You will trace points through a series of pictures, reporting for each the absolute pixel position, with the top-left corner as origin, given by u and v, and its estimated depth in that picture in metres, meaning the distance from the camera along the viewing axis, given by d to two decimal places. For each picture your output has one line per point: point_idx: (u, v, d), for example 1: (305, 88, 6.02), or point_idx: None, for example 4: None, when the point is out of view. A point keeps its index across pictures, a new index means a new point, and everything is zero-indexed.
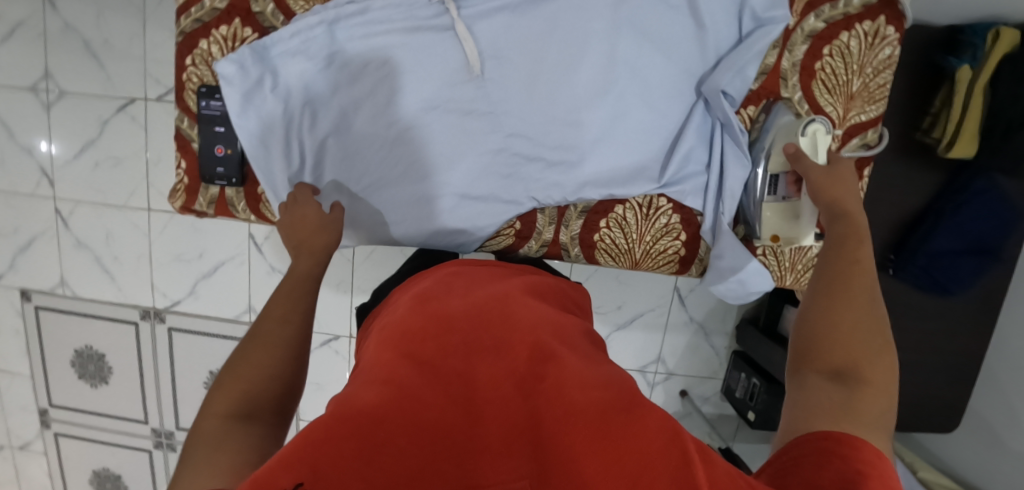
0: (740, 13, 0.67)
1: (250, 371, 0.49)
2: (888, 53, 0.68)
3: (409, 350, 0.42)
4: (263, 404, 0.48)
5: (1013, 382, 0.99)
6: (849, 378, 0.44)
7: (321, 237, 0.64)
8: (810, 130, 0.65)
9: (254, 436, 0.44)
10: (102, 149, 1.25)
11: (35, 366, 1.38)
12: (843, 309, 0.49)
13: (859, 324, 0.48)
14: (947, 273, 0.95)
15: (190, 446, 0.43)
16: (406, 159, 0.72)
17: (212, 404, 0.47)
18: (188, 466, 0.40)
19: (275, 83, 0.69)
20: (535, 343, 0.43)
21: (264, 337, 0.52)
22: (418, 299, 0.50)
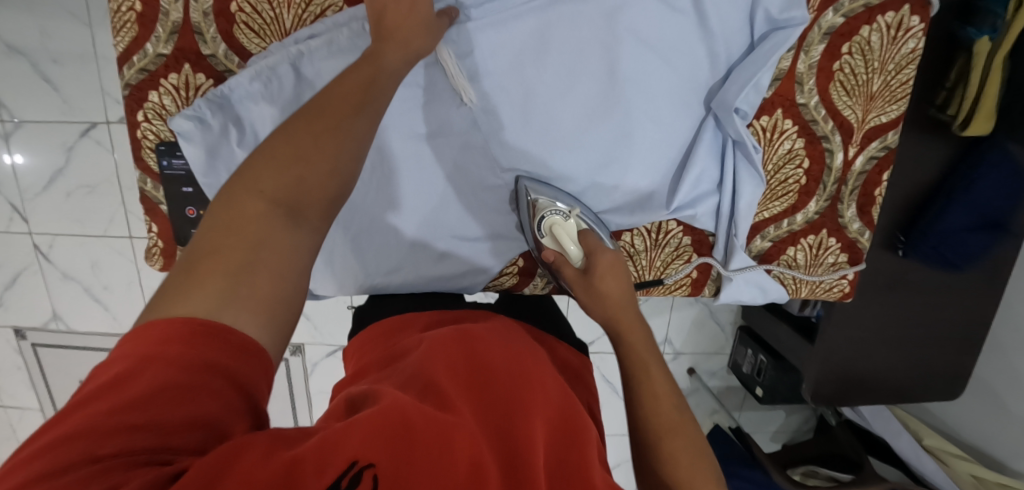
0: (753, 14, 0.60)
1: (314, 161, 0.44)
2: (913, 46, 0.62)
3: (466, 382, 0.44)
4: (313, 201, 0.43)
5: (1016, 349, 0.98)
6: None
7: (419, 38, 0.54)
8: (546, 226, 0.64)
9: (295, 243, 0.41)
10: (72, 178, 1.18)
11: (44, 400, 1.38)
12: (670, 447, 0.47)
13: (695, 457, 0.47)
14: (957, 250, 0.90)
15: (231, 214, 0.40)
16: (395, 200, 0.67)
17: (255, 180, 0.42)
18: (214, 266, 0.37)
19: (241, 134, 0.62)
20: (570, 423, 0.44)
21: (323, 132, 0.45)
22: (466, 333, 0.52)
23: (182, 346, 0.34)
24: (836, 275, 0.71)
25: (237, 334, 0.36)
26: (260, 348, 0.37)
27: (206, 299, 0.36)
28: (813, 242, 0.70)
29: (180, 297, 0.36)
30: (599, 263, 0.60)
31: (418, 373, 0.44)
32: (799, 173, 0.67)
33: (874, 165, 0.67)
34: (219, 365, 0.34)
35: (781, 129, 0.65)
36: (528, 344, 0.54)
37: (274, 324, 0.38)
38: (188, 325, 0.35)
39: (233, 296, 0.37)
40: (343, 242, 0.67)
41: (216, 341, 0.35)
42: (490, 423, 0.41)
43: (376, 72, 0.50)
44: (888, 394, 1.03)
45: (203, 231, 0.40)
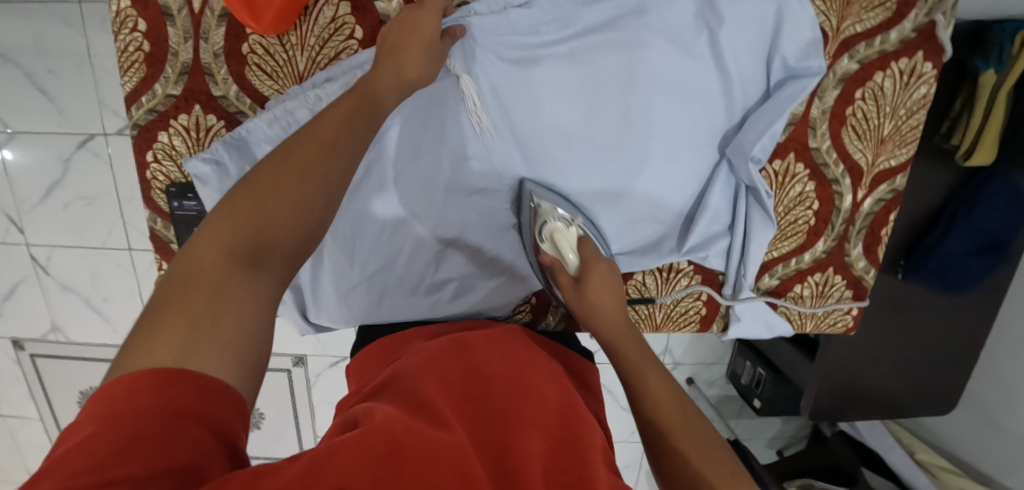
0: (770, 61, 0.60)
1: (277, 203, 0.42)
2: (925, 91, 0.63)
3: (460, 396, 0.45)
4: (280, 244, 0.42)
5: (1010, 368, 1.01)
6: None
7: (417, 62, 0.53)
8: (547, 232, 0.61)
9: (262, 289, 0.40)
10: (70, 191, 1.16)
11: (44, 409, 1.38)
12: (680, 445, 0.47)
13: (709, 446, 0.47)
14: (956, 275, 0.92)
15: (189, 267, 0.38)
16: (411, 239, 0.67)
17: (216, 228, 0.41)
18: (177, 317, 0.36)
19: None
20: (567, 429, 0.45)
21: (290, 172, 0.44)
22: (460, 350, 0.52)
23: (153, 396, 0.32)
24: (841, 311, 0.73)
25: (204, 380, 0.34)
26: (232, 393, 0.35)
27: (171, 349, 0.34)
28: (820, 279, 0.71)
29: (143, 351, 0.34)
30: (594, 276, 0.59)
31: (412, 393, 0.45)
32: (809, 214, 0.68)
33: (882, 206, 0.68)
34: (193, 411, 0.32)
35: (793, 173, 0.66)
36: (524, 352, 0.55)
37: (243, 367, 0.36)
38: (155, 376, 0.33)
39: (199, 345, 0.35)
40: (359, 281, 0.67)
41: (186, 386, 0.33)
42: (480, 441, 0.41)
43: (355, 103, 0.49)
44: (883, 408, 1.06)
45: (166, 285, 0.38)
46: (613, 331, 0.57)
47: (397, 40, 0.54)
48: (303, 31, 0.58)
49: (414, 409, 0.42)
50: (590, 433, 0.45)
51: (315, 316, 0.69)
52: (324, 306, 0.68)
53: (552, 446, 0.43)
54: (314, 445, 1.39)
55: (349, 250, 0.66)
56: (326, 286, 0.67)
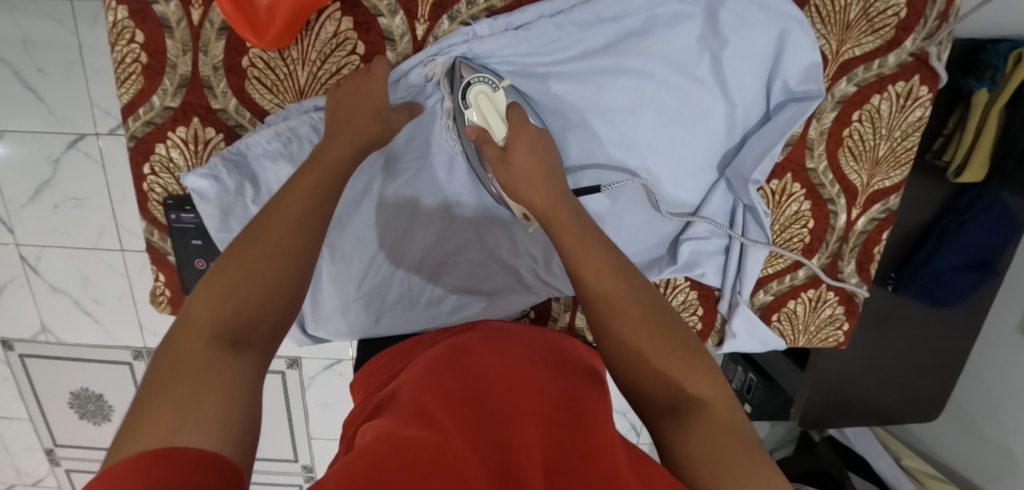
0: (771, 83, 0.61)
1: (248, 285, 0.45)
2: (920, 114, 0.64)
3: (457, 401, 0.45)
4: (257, 326, 0.45)
5: (993, 378, 1.04)
6: (679, 412, 0.43)
7: (372, 127, 0.55)
8: (472, 95, 0.57)
9: (243, 367, 0.42)
10: (59, 191, 1.14)
11: (32, 410, 1.37)
12: (635, 340, 0.46)
13: (657, 328, 0.47)
14: (947, 290, 0.94)
15: (171, 362, 0.40)
16: (413, 252, 0.68)
17: (194, 320, 0.43)
18: (164, 404, 0.37)
19: (255, 194, 0.61)
20: (569, 422, 0.44)
21: (260, 251, 0.47)
22: (455, 357, 0.52)
23: (139, 474, 0.31)
24: (832, 327, 0.74)
25: (190, 453, 0.34)
26: (224, 460, 0.35)
27: (159, 430, 0.35)
28: (813, 295, 0.72)
29: (133, 440, 0.34)
30: (520, 143, 0.56)
31: (409, 402, 0.45)
32: (805, 232, 0.69)
33: (875, 226, 0.69)
34: (180, 480, 0.31)
35: (790, 192, 0.67)
36: (522, 354, 0.54)
37: (233, 438, 0.37)
38: (142, 459, 0.32)
39: (186, 420, 0.36)
40: (359, 295, 0.68)
41: (172, 466, 0.32)
42: (482, 443, 0.41)
43: (321, 175, 0.52)
44: (871, 416, 1.08)
45: (153, 378, 0.40)
46: (547, 208, 0.54)
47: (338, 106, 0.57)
48: (304, 45, 0.57)
49: (409, 417, 0.42)
50: (596, 424, 0.45)
51: (314, 328, 0.70)
52: (324, 320, 0.69)
53: (554, 439, 0.42)
54: (308, 446, 1.39)
55: (350, 265, 0.67)
56: (327, 299, 0.68)
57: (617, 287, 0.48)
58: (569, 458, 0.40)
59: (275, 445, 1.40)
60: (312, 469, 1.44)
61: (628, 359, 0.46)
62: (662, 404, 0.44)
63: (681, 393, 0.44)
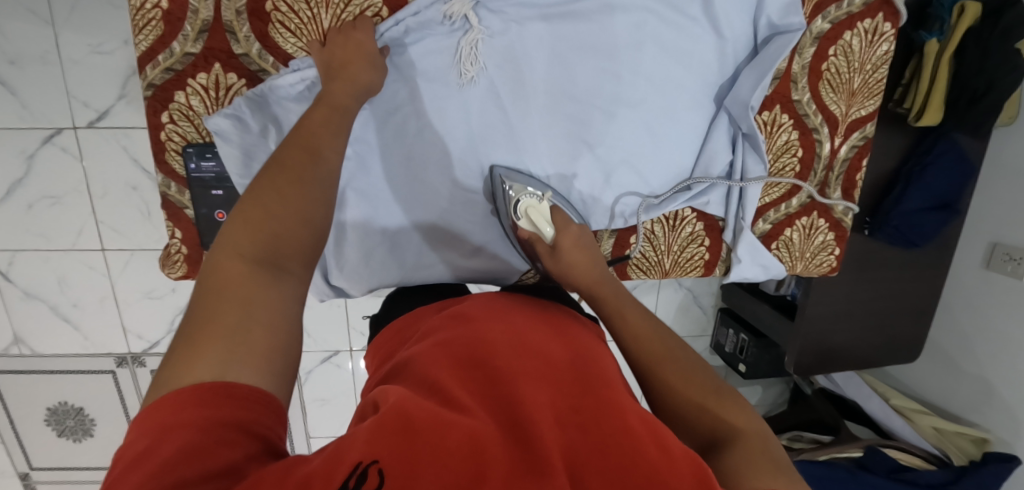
0: (757, 20, 0.67)
1: (283, 209, 0.45)
2: (886, 48, 0.71)
3: (466, 362, 0.43)
4: (291, 251, 0.44)
5: (963, 313, 1.12)
6: (718, 442, 0.43)
7: (366, 76, 0.57)
8: (523, 209, 0.64)
9: (284, 292, 0.41)
10: (33, 190, 1.05)
11: (4, 432, 1.27)
12: (677, 383, 0.48)
13: (688, 375, 0.48)
14: (917, 231, 0.99)
15: (212, 282, 0.39)
16: (439, 194, 0.69)
17: (231, 241, 0.42)
18: (210, 335, 0.36)
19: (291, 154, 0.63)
20: (584, 382, 0.42)
21: (287, 186, 0.46)
22: (462, 325, 0.48)
23: (199, 409, 0.32)
24: (826, 253, 0.80)
25: (240, 387, 0.34)
26: (269, 397, 0.35)
27: (208, 365, 0.34)
28: (806, 223, 0.78)
29: (181, 370, 0.34)
30: (567, 237, 0.62)
31: (423, 371, 0.42)
32: (794, 161, 0.75)
33: (856, 153, 0.76)
34: (237, 419, 0.32)
35: (779, 123, 0.73)
36: (528, 316, 0.51)
37: (278, 375, 0.37)
38: (197, 391, 0.33)
39: (234, 356, 0.35)
40: (382, 239, 0.69)
41: (232, 400, 0.33)
42: (490, 399, 0.39)
43: (330, 111, 0.54)
44: (856, 362, 1.14)
45: (189, 309, 0.38)
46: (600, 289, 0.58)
47: (334, 58, 0.58)
48: None
49: (423, 391, 0.40)
50: (605, 380, 0.43)
51: (337, 278, 0.70)
52: (349, 267, 0.69)
53: (563, 397, 0.40)
54: (307, 444, 1.35)
55: (373, 210, 0.68)
56: (351, 246, 0.68)
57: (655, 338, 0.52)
58: (581, 413, 0.38)
59: None
60: None
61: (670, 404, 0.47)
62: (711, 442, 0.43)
63: (717, 430, 0.44)
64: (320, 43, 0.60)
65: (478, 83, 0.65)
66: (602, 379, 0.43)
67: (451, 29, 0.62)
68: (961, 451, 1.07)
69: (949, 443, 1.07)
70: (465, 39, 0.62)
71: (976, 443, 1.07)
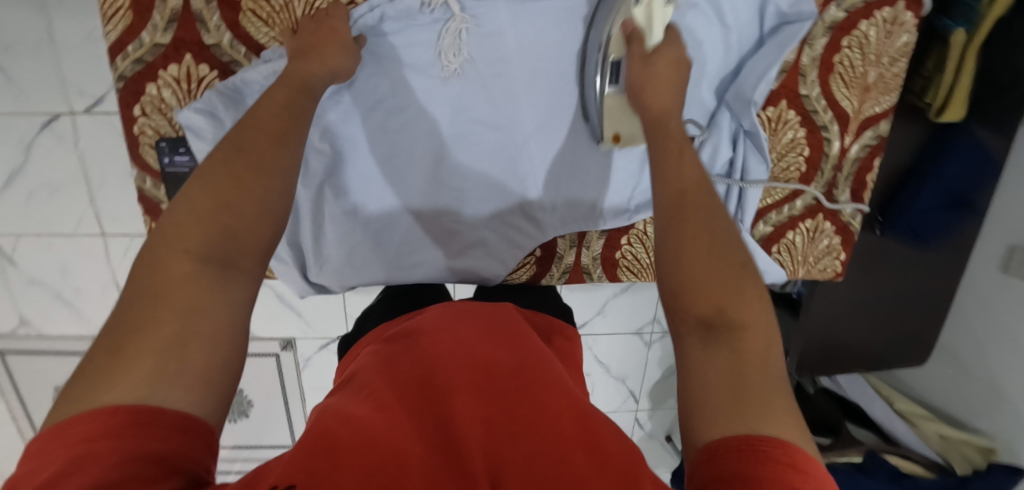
0: (764, 9, 0.62)
1: (239, 199, 0.41)
2: (906, 40, 0.65)
3: (409, 378, 0.42)
4: (244, 247, 0.41)
5: (976, 312, 1.06)
6: (715, 328, 0.39)
7: (336, 57, 0.54)
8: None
9: (231, 296, 0.38)
10: (32, 176, 1.05)
11: (16, 409, 1.30)
12: (694, 249, 0.43)
13: (718, 248, 0.43)
14: (929, 227, 0.95)
15: (151, 284, 0.36)
16: (418, 191, 0.66)
17: (177, 233, 0.39)
18: (140, 350, 0.33)
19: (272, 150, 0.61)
20: (526, 386, 0.41)
21: (244, 174, 0.42)
22: (411, 339, 0.47)
23: (110, 441, 0.29)
24: (830, 257, 0.76)
25: (168, 414, 0.32)
26: (199, 422, 0.33)
27: (135, 382, 0.32)
28: (810, 225, 0.74)
29: (104, 387, 0.32)
30: (664, 59, 0.55)
31: (367, 389, 0.42)
32: (801, 161, 0.71)
33: (867, 152, 0.71)
34: (161, 451, 0.30)
35: (785, 119, 0.68)
36: (484, 321, 0.49)
37: (212, 394, 0.35)
38: (115, 419, 0.30)
39: (164, 373, 0.33)
40: (363, 237, 0.67)
41: (150, 427, 0.31)
42: (425, 415, 0.38)
43: (290, 91, 0.49)
44: (863, 362, 1.09)
45: (122, 311, 0.36)
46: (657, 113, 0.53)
47: (305, 45, 0.54)
48: None
49: (360, 404, 0.40)
50: (554, 383, 0.42)
51: (316, 275, 0.68)
52: (326, 266, 0.67)
53: (501, 406, 0.39)
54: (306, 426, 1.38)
55: (349, 205, 0.65)
56: (329, 244, 0.66)
57: (698, 195, 0.46)
58: (517, 421, 0.38)
59: (272, 430, 1.39)
60: None
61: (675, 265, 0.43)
62: (709, 325, 0.39)
63: (722, 308, 0.40)
64: (292, 31, 0.56)
65: (463, 76, 0.61)
66: (549, 380, 0.42)
67: (432, 16, 0.58)
68: (964, 458, 1.03)
69: (953, 451, 1.03)
70: (447, 30, 0.58)
71: (983, 452, 1.03)
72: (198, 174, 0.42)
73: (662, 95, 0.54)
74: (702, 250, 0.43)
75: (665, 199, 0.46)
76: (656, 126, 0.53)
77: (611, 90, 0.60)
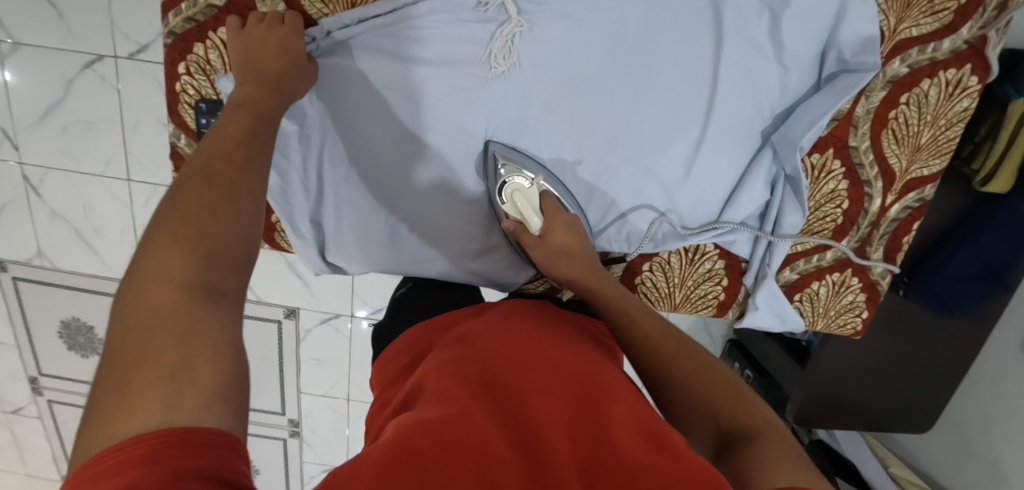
0: (825, 55, 0.61)
1: (214, 224, 0.40)
2: (966, 105, 0.63)
3: (475, 383, 0.42)
4: (229, 269, 0.40)
5: (989, 390, 1.02)
6: (726, 443, 0.45)
7: (277, 63, 0.53)
8: (510, 191, 0.63)
9: (225, 320, 0.37)
10: (69, 112, 1.06)
11: (20, 335, 1.31)
12: (680, 380, 0.49)
13: (700, 370, 0.50)
14: (955, 297, 0.93)
15: (139, 318, 0.35)
16: (449, 185, 0.66)
17: (155, 264, 0.37)
18: (148, 379, 0.33)
19: (300, 133, 0.61)
20: (590, 394, 0.42)
21: (219, 199, 0.41)
22: (469, 345, 0.47)
23: (140, 469, 0.29)
24: (851, 313, 0.73)
25: (193, 436, 0.31)
26: (226, 436, 0.33)
27: (149, 413, 0.31)
28: (837, 279, 0.72)
29: (120, 420, 0.31)
30: (557, 226, 0.63)
31: (435, 389, 0.42)
32: (838, 212, 0.69)
33: (907, 215, 0.69)
34: (199, 466, 0.30)
35: (828, 169, 0.67)
36: (532, 327, 0.50)
37: (229, 411, 0.34)
38: (145, 445, 0.30)
39: (180, 399, 0.32)
40: (388, 226, 0.67)
41: (180, 450, 0.30)
42: (502, 419, 0.39)
43: (253, 120, 0.48)
44: (864, 421, 1.07)
45: (121, 344, 0.35)
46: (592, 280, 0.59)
47: (250, 50, 0.55)
48: None
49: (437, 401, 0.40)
50: (614, 389, 0.43)
51: (335, 255, 0.69)
52: (348, 248, 0.68)
53: (574, 411, 0.40)
54: (296, 395, 1.39)
55: (379, 193, 0.66)
56: (354, 228, 0.67)
57: (666, 338, 0.53)
58: (590, 427, 0.39)
59: (263, 394, 1.40)
60: (296, 424, 1.43)
61: (672, 401, 0.50)
62: (721, 438, 0.45)
63: (726, 426, 0.46)
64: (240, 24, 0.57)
65: (508, 78, 0.60)
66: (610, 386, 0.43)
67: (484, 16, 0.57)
68: None
69: None
70: (500, 31, 0.57)
71: None
72: (162, 205, 0.40)
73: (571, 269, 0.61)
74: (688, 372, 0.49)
75: (637, 337, 0.53)
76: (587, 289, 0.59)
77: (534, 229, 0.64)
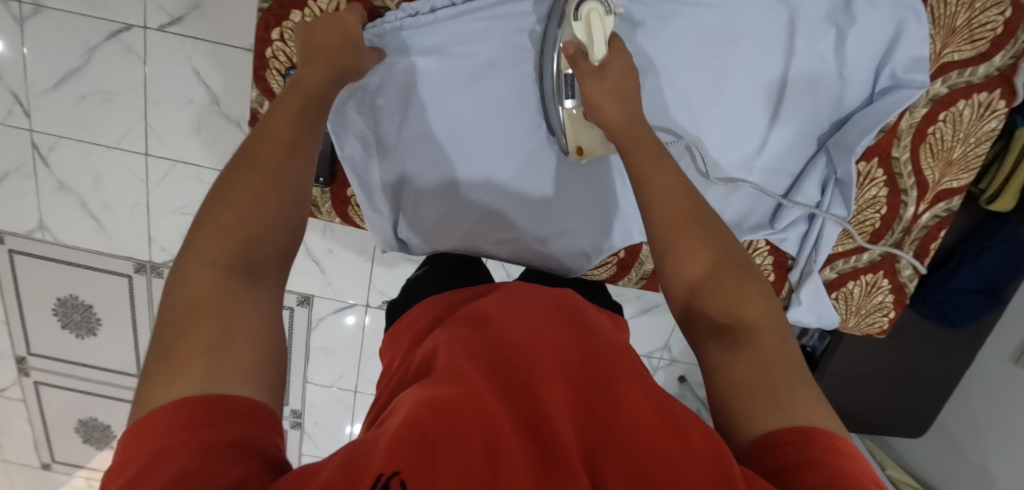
0: (879, 72, 0.67)
1: (252, 206, 0.41)
2: (994, 125, 0.69)
3: (484, 361, 0.40)
4: (268, 254, 0.40)
5: (981, 399, 1.10)
6: (727, 337, 0.43)
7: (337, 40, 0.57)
8: (584, 11, 0.58)
9: (261, 300, 0.38)
10: (90, 80, 0.96)
11: (10, 310, 1.23)
12: (696, 264, 0.47)
13: (721, 259, 0.47)
14: (958, 309, 0.98)
15: (181, 295, 0.36)
16: (522, 167, 0.71)
17: (201, 245, 0.38)
18: (185, 349, 0.33)
19: (388, 107, 0.67)
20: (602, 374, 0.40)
21: (263, 185, 0.42)
22: (476, 322, 0.44)
23: (184, 434, 0.29)
24: (880, 313, 0.79)
25: (231, 403, 0.31)
26: (263, 407, 0.33)
27: (188, 383, 0.32)
28: (870, 280, 0.78)
29: (164, 388, 0.32)
30: (614, 63, 0.58)
31: (443, 363, 0.40)
32: (877, 217, 0.75)
33: (936, 223, 0.74)
34: (234, 436, 0.30)
35: (873, 176, 0.73)
36: (544, 302, 0.47)
37: (267, 382, 0.35)
38: (186, 410, 0.30)
39: (218, 371, 0.32)
40: (461, 205, 0.71)
41: (220, 418, 0.31)
42: (509, 400, 0.37)
43: (305, 102, 0.50)
44: (862, 424, 1.14)
45: (166, 320, 0.35)
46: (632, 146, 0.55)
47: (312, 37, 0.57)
48: None
49: (442, 377, 0.38)
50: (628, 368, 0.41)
51: (406, 232, 0.71)
52: (420, 226, 0.71)
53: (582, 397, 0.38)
54: (303, 385, 1.36)
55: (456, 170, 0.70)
56: (428, 205, 0.70)
57: (692, 218, 0.49)
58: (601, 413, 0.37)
59: None
60: (299, 415, 1.40)
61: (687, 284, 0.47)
62: (724, 332, 0.43)
63: (736, 316, 0.44)
64: None
65: None
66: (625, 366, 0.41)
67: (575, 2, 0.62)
68: None
69: None
70: None
71: None
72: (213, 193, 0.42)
73: (612, 109, 0.57)
74: (695, 268, 0.47)
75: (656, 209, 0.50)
76: (625, 136, 0.56)
77: (570, 105, 0.64)
